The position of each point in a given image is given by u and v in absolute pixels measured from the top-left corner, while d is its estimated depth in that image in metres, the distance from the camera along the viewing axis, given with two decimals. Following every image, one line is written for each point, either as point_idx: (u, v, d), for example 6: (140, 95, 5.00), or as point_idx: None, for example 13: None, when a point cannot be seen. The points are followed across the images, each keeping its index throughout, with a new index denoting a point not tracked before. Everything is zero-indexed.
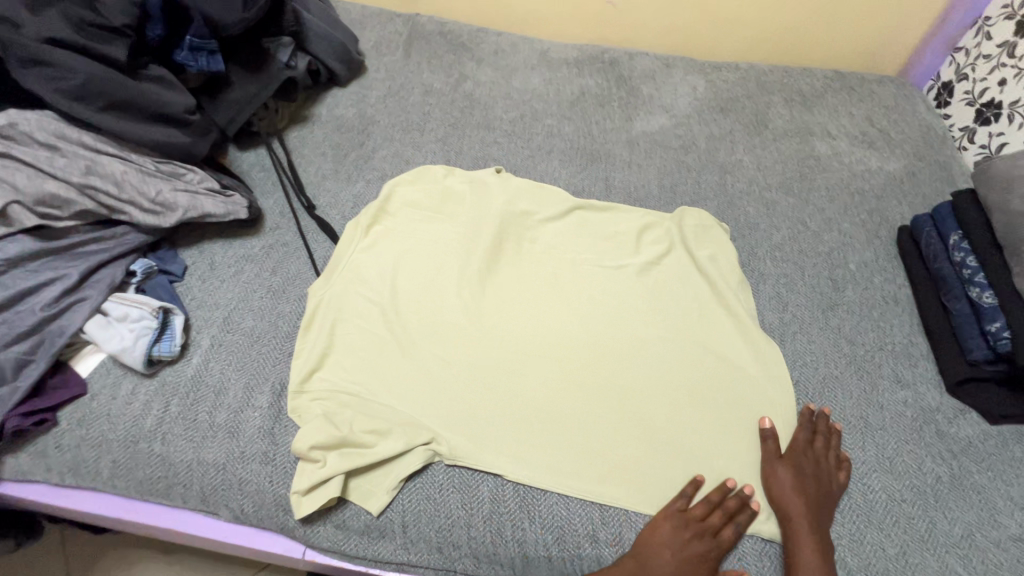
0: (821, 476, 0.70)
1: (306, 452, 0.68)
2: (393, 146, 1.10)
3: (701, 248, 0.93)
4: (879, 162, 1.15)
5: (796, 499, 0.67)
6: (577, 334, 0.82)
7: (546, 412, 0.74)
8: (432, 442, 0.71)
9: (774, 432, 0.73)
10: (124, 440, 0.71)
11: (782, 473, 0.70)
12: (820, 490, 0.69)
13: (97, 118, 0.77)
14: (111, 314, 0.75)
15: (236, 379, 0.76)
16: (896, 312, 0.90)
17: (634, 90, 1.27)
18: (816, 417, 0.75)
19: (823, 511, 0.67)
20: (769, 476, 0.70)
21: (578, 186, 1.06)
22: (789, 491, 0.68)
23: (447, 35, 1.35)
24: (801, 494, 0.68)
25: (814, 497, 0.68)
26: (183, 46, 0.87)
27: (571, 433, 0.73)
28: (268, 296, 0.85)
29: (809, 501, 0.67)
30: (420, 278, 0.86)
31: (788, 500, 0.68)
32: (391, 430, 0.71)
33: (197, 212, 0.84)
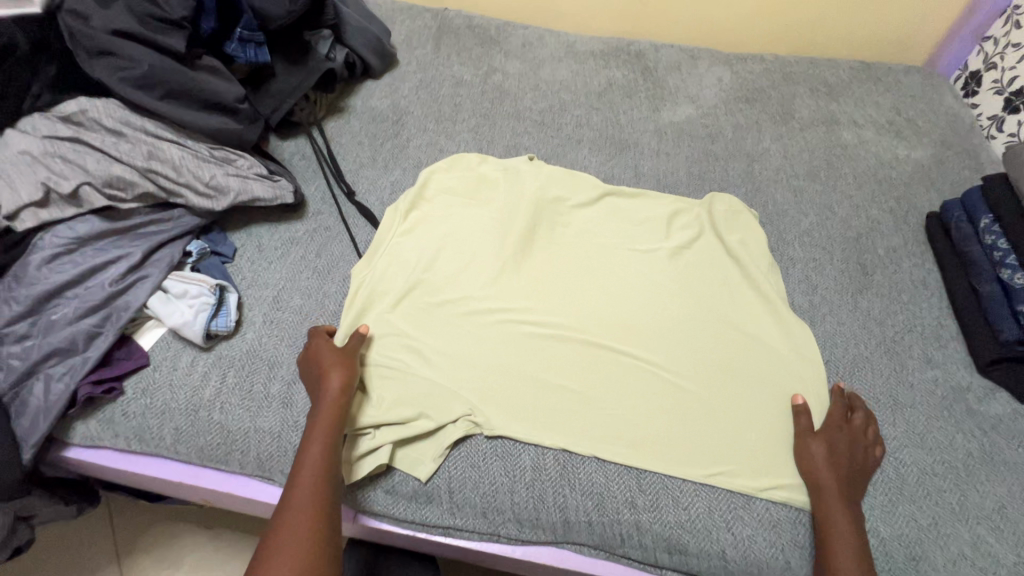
0: (855, 450, 0.71)
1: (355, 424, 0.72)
2: (427, 136, 1.14)
3: (731, 234, 0.95)
4: (906, 151, 1.16)
5: (829, 469, 0.69)
6: (610, 315, 0.84)
7: (582, 387, 0.77)
8: (472, 413, 0.74)
9: (807, 407, 0.75)
10: (185, 408, 0.75)
11: (815, 446, 0.71)
12: (854, 462, 0.70)
13: (158, 106, 0.82)
14: (171, 291, 0.79)
15: (288, 354, 0.80)
16: (924, 295, 0.91)
17: (660, 81, 1.29)
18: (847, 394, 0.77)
19: (857, 484, 0.69)
20: (803, 448, 0.72)
21: (607, 175, 1.09)
22: (822, 462, 0.70)
23: (476, 29, 1.38)
24: (834, 465, 0.69)
25: (848, 468, 0.69)
26: (233, 38, 0.91)
27: (606, 407, 0.75)
28: (314, 277, 0.89)
29: (842, 472, 0.69)
30: (456, 259, 0.89)
31: (820, 469, 0.69)
32: (435, 402, 0.74)
33: (248, 196, 0.88)
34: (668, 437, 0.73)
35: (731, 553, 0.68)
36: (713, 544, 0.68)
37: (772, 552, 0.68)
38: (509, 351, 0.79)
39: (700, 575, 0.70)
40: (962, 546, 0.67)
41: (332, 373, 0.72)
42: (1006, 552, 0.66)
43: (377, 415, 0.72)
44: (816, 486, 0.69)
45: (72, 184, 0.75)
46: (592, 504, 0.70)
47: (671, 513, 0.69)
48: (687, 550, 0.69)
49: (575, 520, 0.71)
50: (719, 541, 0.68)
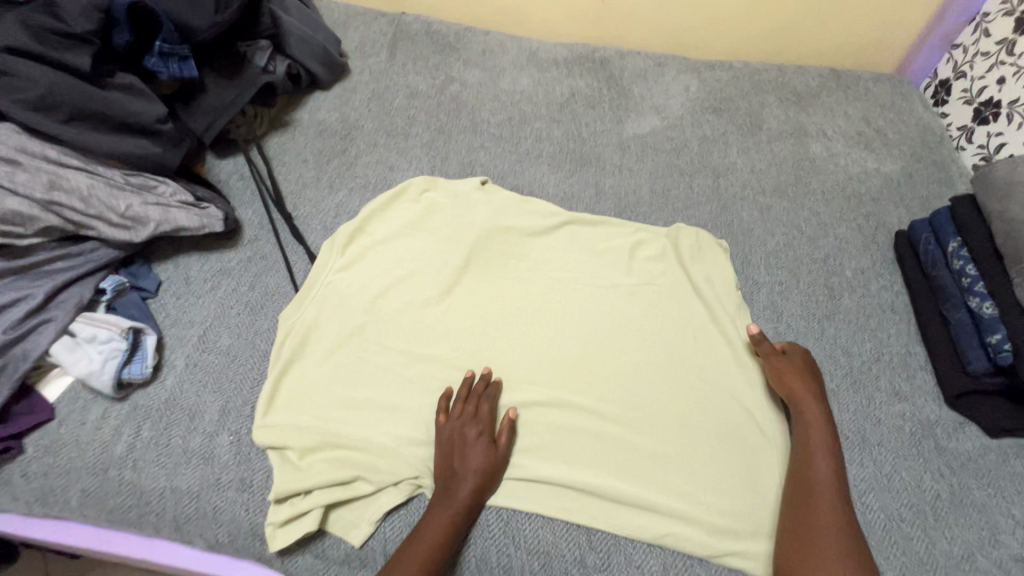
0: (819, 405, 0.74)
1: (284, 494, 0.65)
2: (376, 152, 1.07)
3: (699, 267, 0.90)
4: (876, 164, 1.12)
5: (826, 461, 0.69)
6: (562, 360, 0.79)
7: (540, 446, 0.72)
8: (421, 481, 0.68)
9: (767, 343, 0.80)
10: (93, 468, 0.68)
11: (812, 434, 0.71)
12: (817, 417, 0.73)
13: (61, 131, 0.73)
14: (78, 335, 0.72)
15: (212, 402, 0.73)
16: (893, 321, 0.87)
17: (625, 90, 1.24)
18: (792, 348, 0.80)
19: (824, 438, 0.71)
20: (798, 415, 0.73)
21: (567, 193, 1.03)
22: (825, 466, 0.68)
23: (434, 35, 1.31)
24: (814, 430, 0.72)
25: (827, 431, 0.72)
26: (153, 52, 0.82)
27: (565, 468, 0.71)
28: (246, 312, 0.82)
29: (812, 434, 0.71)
30: (404, 304, 0.83)
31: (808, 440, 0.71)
32: (380, 465, 0.68)
33: (170, 225, 0.81)
34: (631, 499, 0.69)
35: None
36: None
37: None
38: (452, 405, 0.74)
39: None
40: None
41: (473, 429, 0.70)
42: None
43: (306, 480, 0.66)
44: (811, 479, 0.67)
45: None
46: (539, 564, 0.66)
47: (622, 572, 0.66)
48: None
49: None
50: None
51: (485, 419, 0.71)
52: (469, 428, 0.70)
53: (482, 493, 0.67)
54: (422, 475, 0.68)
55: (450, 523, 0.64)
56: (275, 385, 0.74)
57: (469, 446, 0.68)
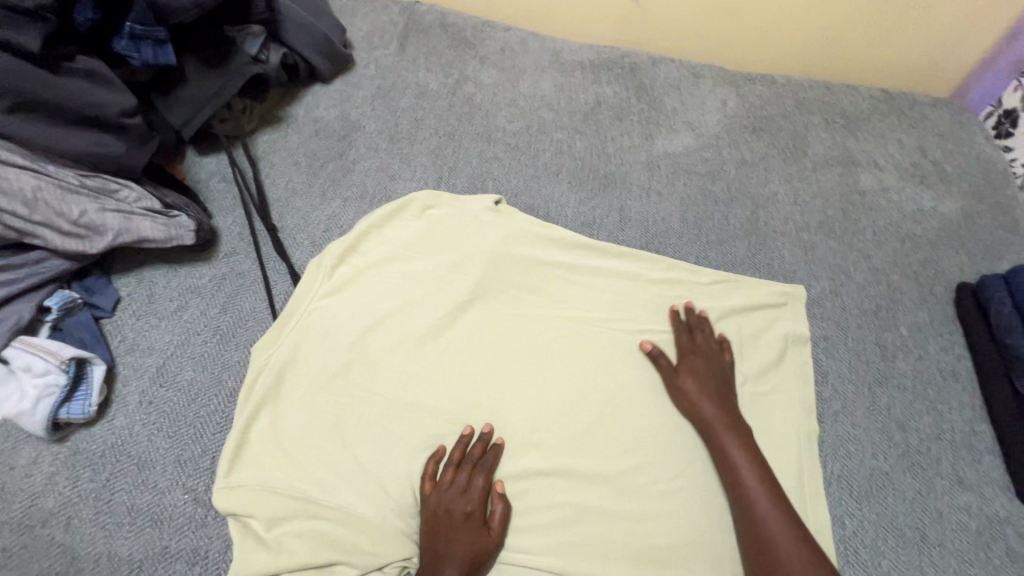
0: (705, 363, 0.71)
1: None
2: (377, 157, 0.96)
3: (741, 314, 0.79)
4: (933, 202, 1.00)
5: (707, 399, 0.67)
6: (574, 417, 0.69)
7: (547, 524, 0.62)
8: (407, 566, 0.59)
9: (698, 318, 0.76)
10: (16, 524, 0.58)
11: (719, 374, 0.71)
12: (715, 371, 0.71)
13: (4, 122, 0.63)
14: (12, 364, 0.61)
15: (166, 451, 0.63)
16: (955, 391, 0.76)
17: (656, 102, 1.12)
18: (688, 310, 0.77)
19: (716, 386, 0.69)
20: (671, 379, 0.70)
21: (587, 217, 0.92)
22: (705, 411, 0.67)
23: (449, 28, 1.19)
24: (702, 383, 0.69)
25: (715, 382, 0.69)
26: (123, 34, 0.72)
27: (577, 555, 0.61)
28: (214, 340, 0.71)
29: (715, 392, 0.68)
30: (399, 341, 0.73)
31: (699, 406, 0.67)
32: (362, 543, 0.59)
33: (131, 236, 0.70)
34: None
35: None
36: None
37: None
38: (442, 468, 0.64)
39: None
40: None
41: (466, 499, 0.60)
42: None
43: (273, 562, 0.56)
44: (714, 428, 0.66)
45: None
46: None
47: None
48: None
49: None
50: None
51: (478, 495, 0.61)
52: (456, 504, 0.60)
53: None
54: (412, 555, 0.59)
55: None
56: (242, 435, 0.64)
57: (458, 529, 0.58)
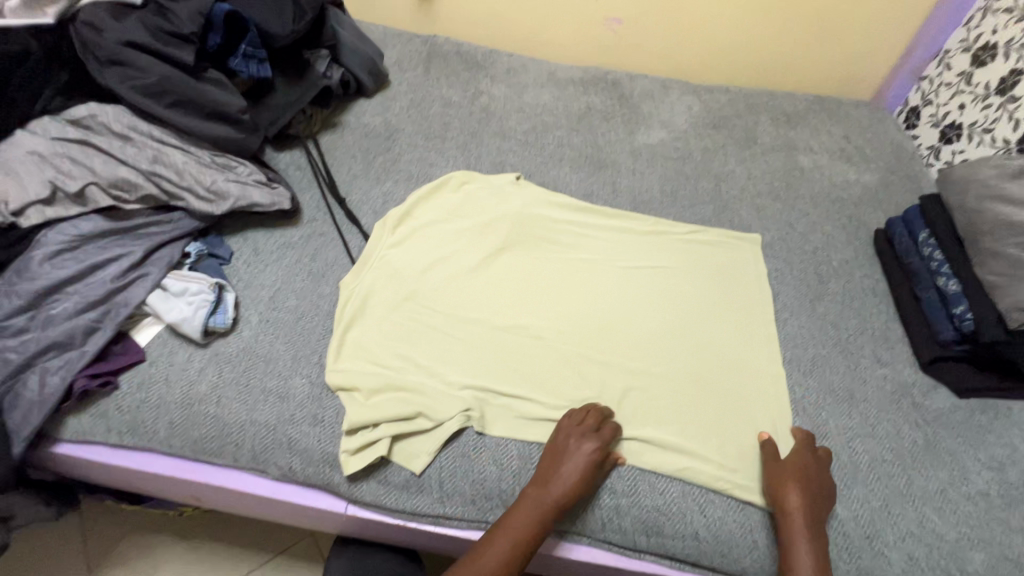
0: (804, 463, 0.75)
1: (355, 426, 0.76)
2: (417, 151, 1.20)
3: (710, 256, 1.04)
4: (856, 175, 1.27)
5: (799, 494, 0.71)
6: (589, 324, 0.91)
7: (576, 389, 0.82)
8: (470, 411, 0.77)
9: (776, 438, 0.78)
10: (180, 402, 0.77)
11: (785, 468, 0.74)
12: (822, 482, 0.74)
13: (164, 113, 0.86)
14: (170, 289, 0.82)
15: (284, 351, 0.83)
16: (875, 303, 1.00)
17: (635, 107, 1.39)
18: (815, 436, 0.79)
19: (816, 491, 0.73)
20: (776, 476, 0.74)
21: (587, 190, 1.16)
22: (793, 489, 0.72)
23: (463, 55, 1.47)
24: (804, 484, 0.72)
25: (814, 485, 0.73)
26: (238, 54, 0.95)
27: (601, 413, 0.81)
28: (310, 279, 0.93)
29: (808, 493, 0.71)
30: (452, 276, 0.94)
31: (786, 497, 0.71)
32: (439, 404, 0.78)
33: (246, 201, 0.90)
34: (658, 435, 0.78)
35: (704, 534, 0.73)
36: (687, 525, 0.73)
37: (741, 532, 0.73)
38: (494, 359, 0.84)
39: (675, 556, 0.74)
40: (910, 525, 0.73)
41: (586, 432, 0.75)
42: (949, 530, 0.73)
43: (374, 415, 0.76)
44: (784, 510, 0.71)
45: (79, 184, 0.78)
46: None
47: (647, 497, 0.75)
48: (663, 531, 0.74)
49: None
50: (692, 523, 0.73)
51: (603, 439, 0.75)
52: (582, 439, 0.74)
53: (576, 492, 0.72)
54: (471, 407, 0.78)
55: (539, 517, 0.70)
56: (342, 338, 0.84)
57: (574, 454, 0.73)
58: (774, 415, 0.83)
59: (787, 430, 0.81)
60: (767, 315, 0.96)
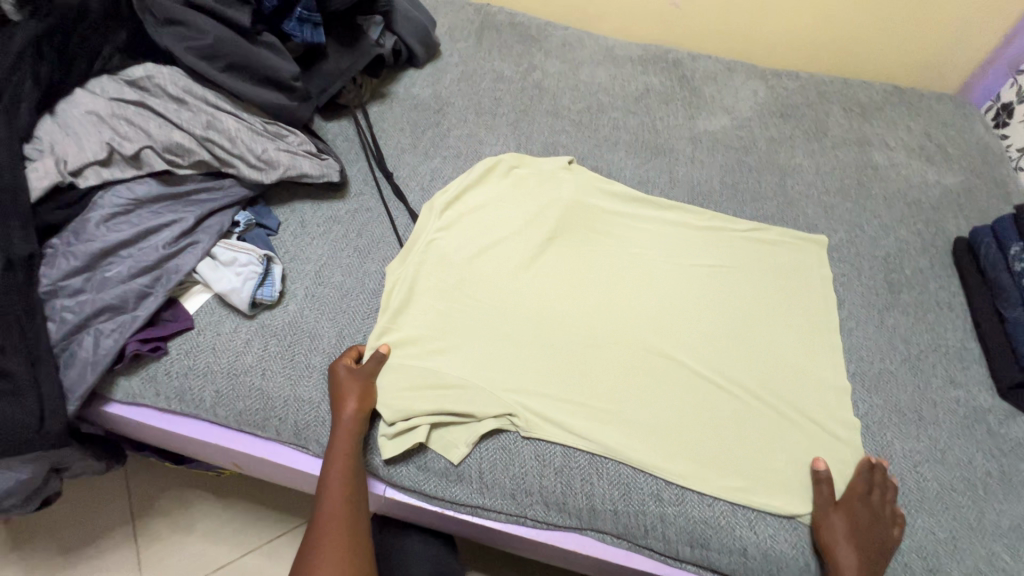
0: (881, 522, 0.69)
1: (396, 416, 0.74)
2: (467, 126, 1.16)
3: (772, 257, 0.98)
4: (936, 176, 1.17)
5: (852, 553, 0.67)
6: (639, 325, 0.87)
7: (628, 395, 0.79)
8: (513, 414, 0.76)
9: (828, 475, 0.73)
10: (227, 372, 0.77)
11: (836, 520, 0.69)
12: (880, 540, 0.68)
13: (218, 77, 0.84)
14: (219, 258, 0.81)
15: (329, 327, 0.82)
16: (950, 318, 0.93)
17: (696, 90, 1.31)
18: (876, 467, 0.73)
19: (872, 545, 0.67)
20: (823, 521, 0.70)
21: (642, 177, 1.11)
22: (847, 548, 0.67)
23: (517, 27, 1.40)
24: (858, 540, 0.67)
25: (869, 543, 0.67)
26: (293, 17, 0.93)
27: (652, 423, 0.77)
28: (356, 256, 0.91)
29: (866, 552, 0.67)
30: (498, 267, 0.91)
31: (840, 556, 0.67)
32: (476, 400, 0.75)
33: (296, 171, 0.88)
34: (709, 450, 0.75)
35: (753, 551, 0.70)
36: (736, 540, 0.71)
37: (792, 552, 0.70)
38: (541, 358, 0.82)
39: (719, 570, 0.72)
40: (978, 561, 0.69)
41: (346, 402, 0.73)
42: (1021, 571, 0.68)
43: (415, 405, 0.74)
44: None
45: (134, 146, 0.76)
46: (618, 494, 0.72)
47: (696, 509, 0.72)
48: (709, 544, 0.71)
49: (601, 508, 0.72)
50: (742, 539, 0.71)
51: (348, 379, 0.75)
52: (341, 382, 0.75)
53: (352, 455, 0.72)
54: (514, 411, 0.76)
55: (345, 488, 0.69)
56: (387, 326, 0.82)
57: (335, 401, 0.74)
58: (837, 431, 0.78)
59: (851, 448, 0.77)
60: (831, 323, 0.90)
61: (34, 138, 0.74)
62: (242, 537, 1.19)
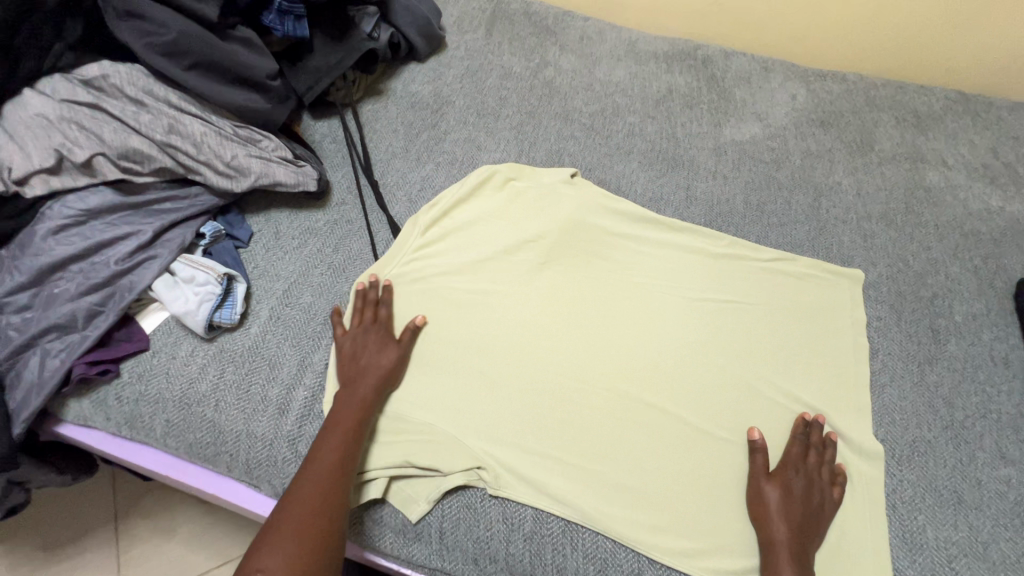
0: (812, 489, 0.67)
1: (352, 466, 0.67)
2: (466, 130, 1.06)
3: (797, 295, 0.86)
4: (1001, 202, 1.01)
5: (783, 524, 0.63)
6: (637, 370, 0.77)
7: (617, 453, 0.70)
8: (482, 466, 0.69)
9: (763, 445, 0.69)
10: (178, 401, 0.72)
11: (771, 490, 0.66)
12: (810, 509, 0.65)
13: (184, 77, 0.76)
14: (178, 274, 0.75)
15: (292, 356, 0.75)
16: (1007, 378, 0.79)
17: (726, 93, 1.18)
18: (812, 426, 0.72)
19: (803, 514, 0.64)
20: (755, 491, 0.67)
21: (655, 194, 0.99)
22: (776, 516, 0.64)
23: (533, 17, 1.29)
24: (792, 504, 0.65)
25: (802, 511, 0.64)
26: (272, 9, 0.87)
27: (644, 489, 0.68)
28: (329, 274, 0.84)
29: (796, 525, 0.63)
30: (483, 294, 0.83)
31: (771, 525, 0.64)
32: (441, 452, 0.69)
33: (269, 179, 0.81)
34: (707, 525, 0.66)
35: None
36: None
37: None
38: (521, 405, 0.74)
39: None
40: None
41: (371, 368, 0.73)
42: None
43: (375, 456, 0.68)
44: (769, 543, 0.63)
45: (86, 153, 0.70)
46: (593, 570, 0.65)
47: None
48: None
49: None
50: None
51: (382, 326, 0.77)
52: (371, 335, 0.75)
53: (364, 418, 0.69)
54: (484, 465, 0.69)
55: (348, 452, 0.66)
56: None
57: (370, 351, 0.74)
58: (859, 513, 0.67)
59: (875, 538, 0.66)
60: (861, 378, 0.78)
61: None
62: (220, 546, 1.16)
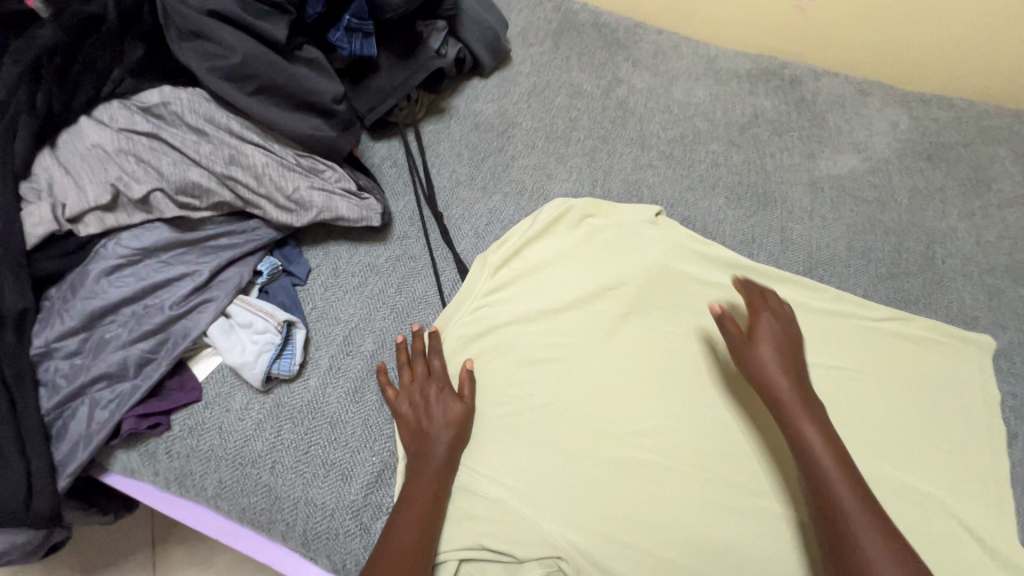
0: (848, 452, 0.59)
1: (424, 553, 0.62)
2: (535, 155, 0.98)
3: (915, 363, 0.75)
4: None
5: (851, 506, 0.55)
6: (733, 446, 0.69)
7: (711, 541, 0.64)
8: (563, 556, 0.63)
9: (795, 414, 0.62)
10: (232, 460, 0.66)
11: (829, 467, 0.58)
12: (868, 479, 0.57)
13: (246, 103, 0.70)
14: (235, 319, 0.69)
15: (354, 414, 0.69)
16: None
17: (819, 119, 1.06)
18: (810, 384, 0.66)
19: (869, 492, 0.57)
20: (811, 471, 0.58)
21: (746, 235, 0.90)
22: (845, 498, 0.55)
23: (603, 29, 1.19)
24: (856, 490, 0.56)
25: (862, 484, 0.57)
26: (340, 26, 0.79)
27: None
28: (392, 318, 0.77)
29: (870, 507, 0.55)
30: (559, 349, 0.75)
31: (843, 510, 0.55)
32: (518, 537, 0.63)
33: (331, 214, 0.75)
34: None
35: None
36: None
37: None
38: (604, 481, 0.66)
39: None
40: None
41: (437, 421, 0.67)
42: None
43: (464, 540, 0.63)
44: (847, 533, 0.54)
45: (143, 189, 0.65)
46: None
47: None
48: None
49: None
50: None
51: (439, 376, 0.70)
52: (428, 386, 0.69)
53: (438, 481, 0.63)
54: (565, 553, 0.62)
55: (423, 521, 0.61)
56: None
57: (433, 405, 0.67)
58: None
59: None
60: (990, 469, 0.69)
61: (32, 175, 0.65)
62: None
